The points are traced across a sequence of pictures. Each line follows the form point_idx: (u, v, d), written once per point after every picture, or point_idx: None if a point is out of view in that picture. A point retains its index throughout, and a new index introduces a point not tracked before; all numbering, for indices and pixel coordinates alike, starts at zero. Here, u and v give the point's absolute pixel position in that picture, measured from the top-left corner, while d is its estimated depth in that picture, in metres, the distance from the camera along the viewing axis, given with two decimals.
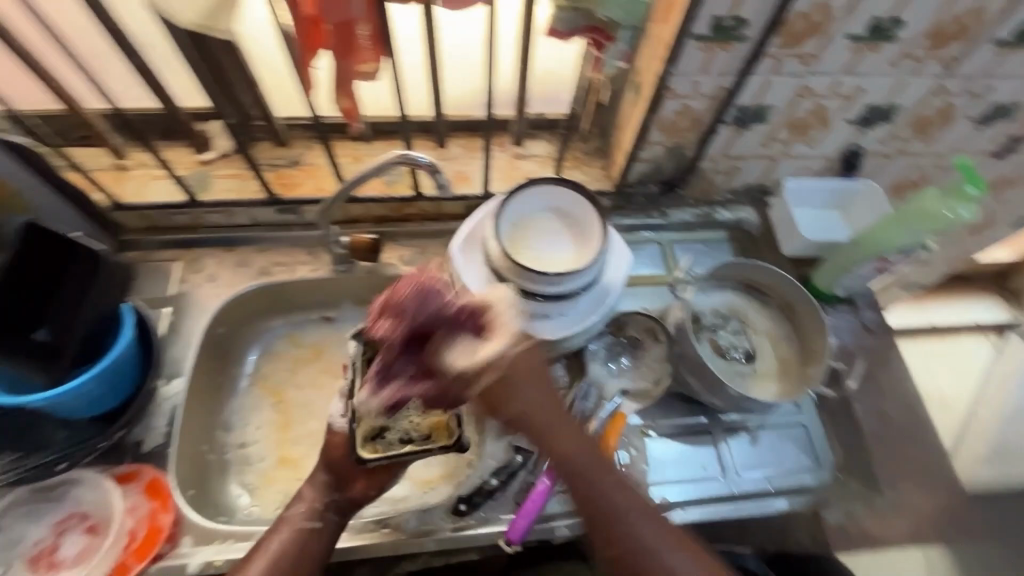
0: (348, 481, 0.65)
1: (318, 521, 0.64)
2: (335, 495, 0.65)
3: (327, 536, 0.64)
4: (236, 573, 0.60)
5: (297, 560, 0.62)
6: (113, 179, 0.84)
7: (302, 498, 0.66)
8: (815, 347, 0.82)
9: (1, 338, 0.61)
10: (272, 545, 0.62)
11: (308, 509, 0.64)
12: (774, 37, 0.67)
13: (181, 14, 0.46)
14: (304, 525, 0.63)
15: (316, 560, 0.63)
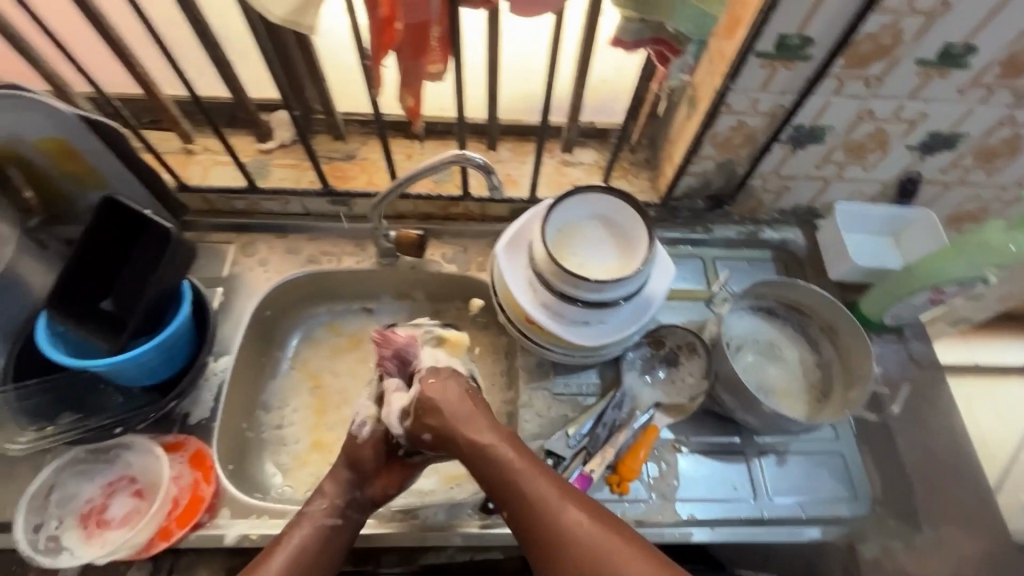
0: (369, 477, 0.72)
1: (339, 517, 0.68)
2: (358, 493, 0.70)
3: (347, 530, 0.68)
4: (261, 564, 0.63)
5: (319, 554, 0.65)
6: (180, 162, 0.89)
7: (325, 495, 0.69)
8: (861, 371, 0.79)
9: (79, 305, 0.70)
10: (295, 539, 0.65)
11: (330, 506, 0.68)
12: (839, 58, 0.67)
13: (271, 9, 0.48)
14: (325, 522, 0.67)
15: (335, 555, 0.67)
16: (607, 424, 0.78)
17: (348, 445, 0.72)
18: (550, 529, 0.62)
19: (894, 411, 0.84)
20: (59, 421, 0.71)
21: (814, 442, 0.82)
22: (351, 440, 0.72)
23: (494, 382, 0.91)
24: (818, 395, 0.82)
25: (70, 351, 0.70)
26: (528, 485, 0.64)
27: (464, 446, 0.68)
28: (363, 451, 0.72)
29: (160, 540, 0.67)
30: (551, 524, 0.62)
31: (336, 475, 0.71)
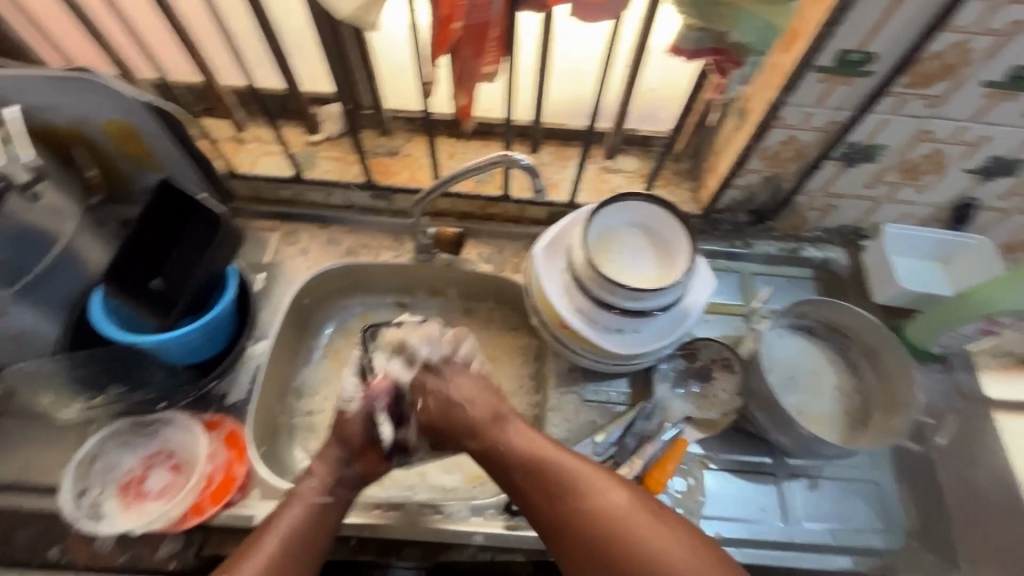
0: (358, 452, 0.71)
1: (328, 495, 0.67)
2: (348, 470, 0.70)
3: (339, 508, 0.67)
4: (249, 547, 0.61)
5: (311, 533, 0.64)
6: (232, 151, 0.92)
7: (314, 475, 0.68)
8: (903, 398, 0.76)
9: (130, 282, 0.71)
10: (286, 519, 0.64)
11: (320, 485, 0.67)
12: (901, 76, 0.65)
13: (337, 6, 0.49)
14: (316, 500, 0.66)
15: (328, 533, 0.65)
16: (635, 435, 0.78)
17: (335, 422, 0.72)
18: (548, 499, 0.63)
19: (938, 443, 0.81)
20: (107, 391, 0.74)
21: (849, 469, 0.80)
22: (337, 417, 0.72)
23: (522, 384, 0.91)
24: (857, 421, 0.79)
25: (120, 326, 0.73)
26: (539, 458, 0.65)
27: (475, 430, 0.70)
28: (351, 426, 0.71)
29: (193, 515, 0.69)
30: (563, 491, 0.63)
31: (326, 455, 0.70)
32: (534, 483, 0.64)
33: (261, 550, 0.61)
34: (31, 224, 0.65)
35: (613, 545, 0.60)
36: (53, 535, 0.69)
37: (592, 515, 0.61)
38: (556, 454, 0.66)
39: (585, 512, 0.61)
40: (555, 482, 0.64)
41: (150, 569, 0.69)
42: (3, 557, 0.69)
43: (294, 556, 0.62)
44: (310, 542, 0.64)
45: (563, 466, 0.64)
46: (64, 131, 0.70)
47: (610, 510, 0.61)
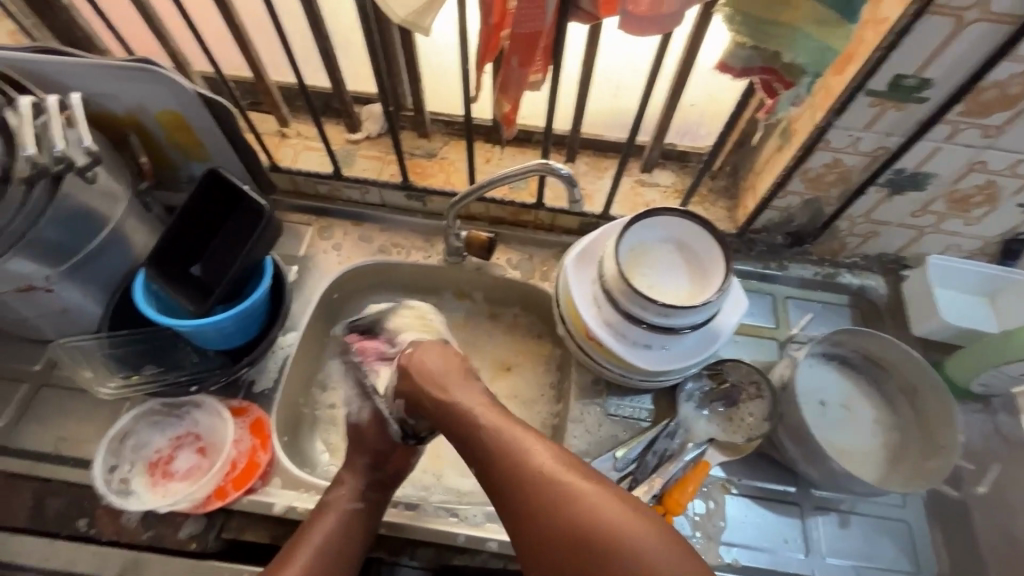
0: (387, 458, 0.73)
1: (360, 501, 0.69)
2: (376, 475, 0.72)
3: (371, 514, 0.69)
4: (285, 557, 0.64)
5: (343, 541, 0.66)
6: (275, 144, 0.94)
7: (343, 482, 0.70)
8: (942, 440, 0.73)
9: (171, 267, 0.74)
10: (319, 529, 0.66)
11: (351, 491, 0.69)
12: (958, 104, 0.63)
13: (392, 9, 0.50)
14: (347, 507, 0.67)
15: (361, 538, 0.67)
16: (656, 453, 0.76)
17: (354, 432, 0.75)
18: (506, 471, 0.60)
19: (975, 486, 0.78)
20: (143, 370, 0.77)
21: (878, 506, 0.77)
22: (353, 427, 0.75)
23: (543, 393, 0.90)
24: (890, 457, 0.77)
25: (159, 309, 0.75)
26: (498, 434, 0.62)
27: (438, 399, 0.67)
28: (371, 433, 0.73)
29: (216, 499, 0.71)
30: (518, 469, 0.59)
31: (352, 462, 0.72)
32: (491, 459, 0.61)
33: (298, 560, 0.63)
34: (85, 205, 0.66)
35: (567, 526, 0.55)
36: (83, 507, 0.72)
37: (547, 494, 0.57)
38: (517, 430, 0.62)
39: (540, 490, 0.57)
40: (511, 460, 0.60)
41: (172, 549, 0.70)
42: (35, 524, 0.71)
43: (329, 565, 0.64)
44: (344, 550, 0.66)
45: (521, 444, 0.60)
46: (121, 118, 0.74)
47: (566, 491, 0.57)
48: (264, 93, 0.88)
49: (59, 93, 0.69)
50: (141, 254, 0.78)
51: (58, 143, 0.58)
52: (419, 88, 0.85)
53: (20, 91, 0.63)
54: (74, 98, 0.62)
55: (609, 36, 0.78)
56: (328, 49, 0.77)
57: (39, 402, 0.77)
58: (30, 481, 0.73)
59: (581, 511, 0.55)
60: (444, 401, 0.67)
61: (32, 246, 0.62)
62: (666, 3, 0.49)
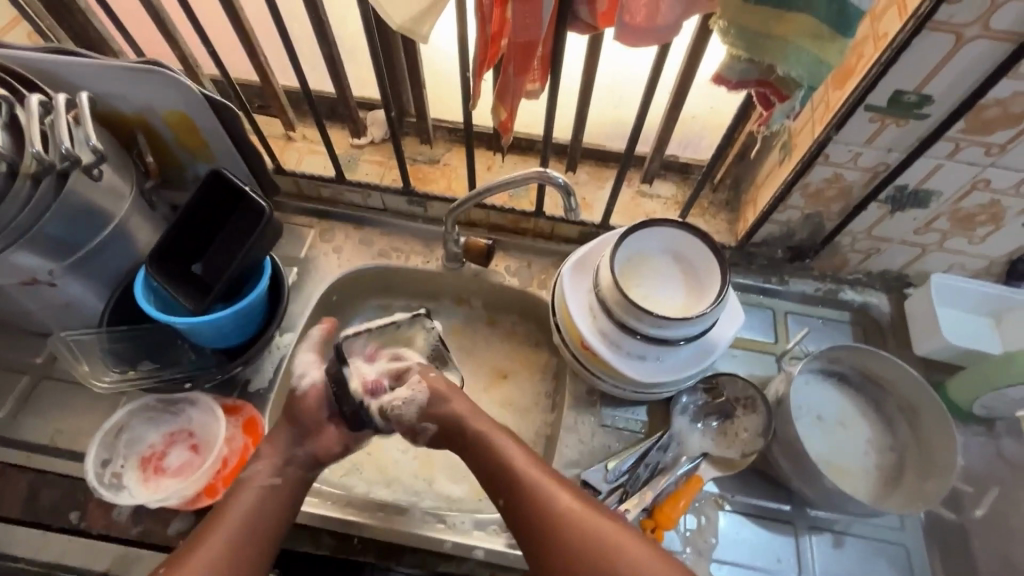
0: (312, 435, 0.71)
1: (278, 476, 0.68)
2: (299, 450, 0.70)
3: (290, 490, 0.68)
4: (199, 536, 0.61)
5: (260, 515, 0.64)
6: (280, 147, 0.96)
7: (265, 458, 0.68)
8: (940, 460, 0.72)
9: (172, 265, 0.75)
10: (235, 503, 0.64)
11: (269, 467, 0.68)
12: (959, 121, 0.62)
13: (391, 15, 0.50)
14: (264, 481, 0.66)
15: (282, 515, 0.66)
16: (648, 466, 0.75)
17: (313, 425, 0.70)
18: (523, 503, 0.63)
19: (974, 509, 0.76)
20: (139, 366, 0.78)
21: (874, 528, 0.75)
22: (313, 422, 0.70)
23: (538, 402, 0.90)
24: (887, 478, 0.75)
25: (159, 306, 0.76)
26: (517, 476, 0.64)
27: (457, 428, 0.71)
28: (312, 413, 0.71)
29: (206, 496, 0.71)
30: (541, 513, 0.61)
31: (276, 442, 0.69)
32: (515, 500, 0.63)
33: (214, 539, 0.61)
34: (91, 202, 0.67)
35: (579, 561, 0.58)
36: (76, 500, 0.72)
37: (572, 536, 0.59)
38: (535, 473, 0.64)
39: (565, 533, 0.59)
40: (534, 504, 0.62)
41: (159, 545, 0.70)
42: (26, 515, 0.72)
43: (244, 543, 0.62)
44: (260, 527, 0.64)
45: (540, 487, 0.63)
46: (130, 117, 0.76)
47: (591, 531, 0.59)
48: (271, 97, 0.90)
49: (69, 92, 0.71)
50: (144, 251, 0.79)
51: (64, 140, 0.60)
52: (422, 94, 0.86)
53: (32, 91, 0.65)
54: (82, 96, 0.64)
55: (612, 51, 0.79)
56: (333, 54, 0.79)
57: (39, 394, 0.79)
58: (24, 472, 0.74)
59: (605, 551, 0.57)
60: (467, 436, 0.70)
61: (37, 240, 0.64)
62: (661, 15, 0.49)
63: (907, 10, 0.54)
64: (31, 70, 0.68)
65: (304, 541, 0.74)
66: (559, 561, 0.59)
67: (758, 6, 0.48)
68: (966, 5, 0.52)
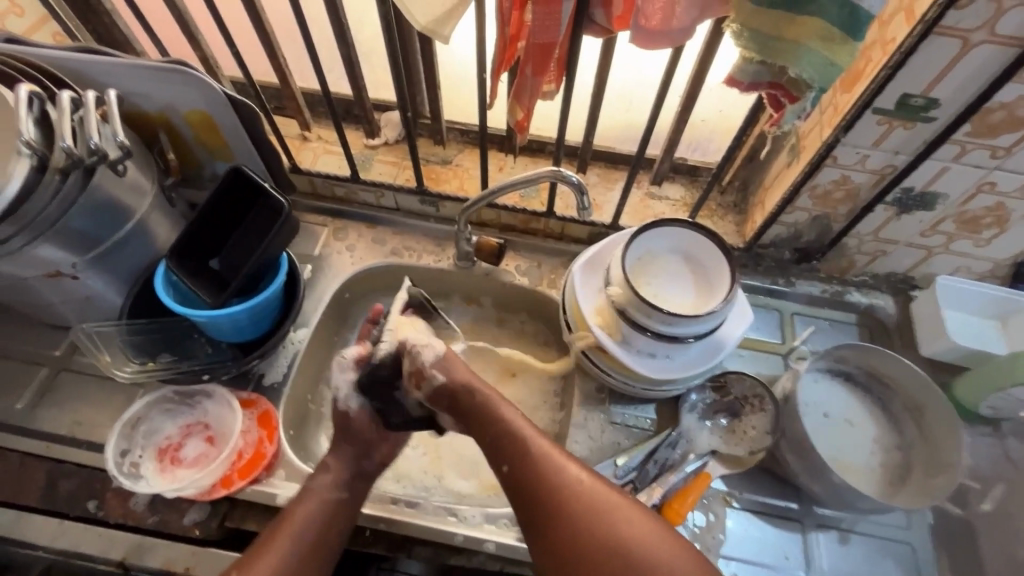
0: (374, 445, 0.74)
1: (344, 491, 0.69)
2: (366, 464, 0.72)
3: (351, 505, 0.69)
4: (265, 541, 0.63)
5: (325, 529, 0.66)
6: (296, 147, 0.98)
7: (330, 470, 0.70)
8: (946, 458, 0.73)
9: (192, 259, 0.76)
10: (302, 514, 0.66)
11: (335, 481, 0.69)
12: (965, 124, 0.63)
13: (415, 13, 0.52)
14: (330, 496, 0.68)
15: (341, 530, 0.67)
16: (657, 462, 0.77)
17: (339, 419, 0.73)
18: (530, 475, 0.63)
19: (979, 507, 0.77)
20: (159, 358, 0.79)
21: (881, 526, 0.76)
22: (339, 414, 0.73)
23: (546, 399, 0.91)
24: (894, 476, 0.76)
25: (177, 299, 0.77)
26: (526, 449, 0.65)
27: (463, 402, 0.70)
28: (361, 425, 0.73)
29: (221, 487, 0.72)
30: (549, 486, 0.62)
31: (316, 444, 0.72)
32: (522, 474, 0.64)
33: (279, 546, 0.63)
34: (114, 197, 0.69)
35: (587, 535, 0.58)
36: (93, 489, 0.73)
37: (580, 510, 0.60)
38: (545, 447, 0.65)
39: (574, 507, 0.60)
40: (542, 478, 0.62)
41: (175, 534, 0.71)
42: (44, 504, 0.73)
43: (308, 554, 0.64)
44: (323, 540, 0.65)
45: (548, 461, 0.63)
46: (152, 116, 0.78)
47: (599, 507, 0.60)
48: (289, 98, 0.92)
49: (96, 90, 0.73)
50: (163, 246, 0.80)
51: (93, 136, 0.62)
52: (437, 96, 0.88)
53: (62, 88, 0.67)
54: (111, 94, 0.65)
55: (625, 56, 0.81)
56: (351, 55, 0.81)
57: (59, 385, 0.80)
58: (42, 461, 0.75)
59: (613, 526, 0.58)
60: (474, 410, 0.69)
61: (63, 233, 0.66)
62: (676, 17, 0.51)
63: (915, 15, 0.56)
64: (60, 68, 0.70)
65: None
66: (563, 535, 0.59)
67: (771, 10, 0.49)
68: (972, 12, 0.54)
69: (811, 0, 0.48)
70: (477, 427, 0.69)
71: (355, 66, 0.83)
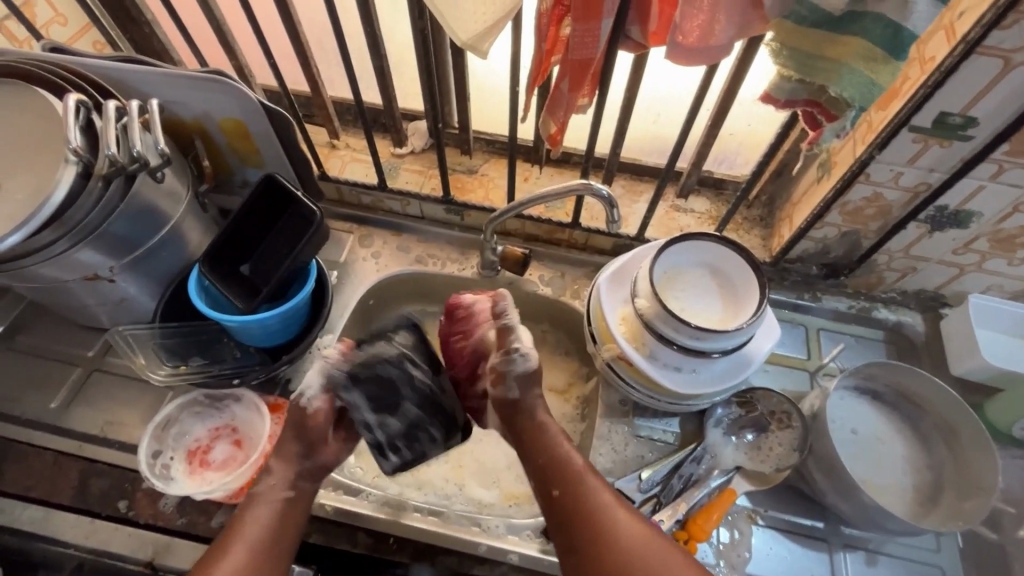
0: (318, 446, 0.72)
1: (291, 490, 0.68)
2: (307, 463, 0.71)
3: (303, 501, 0.69)
4: (218, 551, 0.62)
5: (277, 530, 0.65)
6: (324, 154, 0.99)
7: (275, 471, 0.69)
8: (980, 481, 0.71)
9: (224, 265, 0.77)
10: (250, 518, 0.65)
11: (282, 480, 0.68)
12: (1004, 143, 0.62)
13: (453, 27, 0.52)
14: (281, 495, 0.67)
15: (297, 522, 0.67)
16: (682, 477, 0.76)
17: (297, 416, 0.72)
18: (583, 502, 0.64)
19: (1015, 532, 0.75)
20: (190, 362, 0.81)
21: (910, 548, 0.75)
22: (297, 410, 0.72)
23: (568, 409, 0.91)
24: (925, 497, 0.75)
25: (208, 303, 0.79)
26: (581, 485, 0.65)
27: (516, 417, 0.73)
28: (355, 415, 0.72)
29: (249, 491, 0.73)
30: (601, 526, 0.62)
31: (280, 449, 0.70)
32: (573, 503, 0.64)
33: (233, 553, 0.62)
34: (151, 202, 0.70)
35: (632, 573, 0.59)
36: (124, 489, 0.75)
37: (634, 552, 0.60)
38: (598, 486, 0.65)
39: (621, 542, 0.60)
40: (597, 516, 0.62)
41: (202, 536, 0.72)
42: (77, 503, 0.74)
43: (265, 555, 0.63)
44: (280, 536, 0.65)
45: (602, 501, 0.64)
46: (189, 123, 0.79)
47: (651, 550, 0.60)
48: (320, 107, 0.94)
49: (138, 99, 0.75)
50: (196, 251, 0.82)
51: (137, 143, 0.63)
52: (465, 108, 0.89)
53: (108, 97, 0.68)
54: (154, 103, 0.67)
55: (657, 70, 0.82)
56: (383, 64, 0.82)
57: (91, 385, 0.82)
58: (76, 461, 0.76)
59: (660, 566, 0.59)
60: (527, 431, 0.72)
61: (104, 238, 0.67)
62: (716, 36, 0.50)
63: (956, 35, 0.56)
64: (105, 77, 0.72)
65: (341, 539, 0.75)
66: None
67: (810, 29, 0.50)
68: (1016, 32, 0.53)
69: (852, 21, 0.48)
70: (531, 448, 0.70)
71: (387, 77, 0.84)
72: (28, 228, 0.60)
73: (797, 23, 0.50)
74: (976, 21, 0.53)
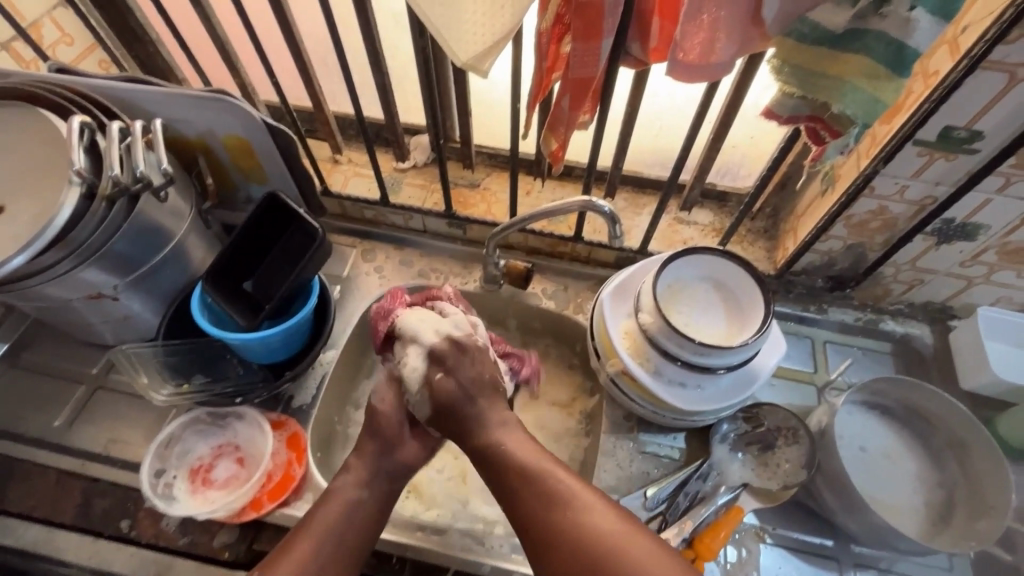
0: (395, 445, 0.71)
1: (365, 490, 0.67)
2: (386, 462, 0.70)
3: (378, 500, 0.67)
4: (288, 547, 0.61)
5: (350, 527, 0.64)
6: (327, 169, 1.00)
7: (352, 470, 0.68)
8: (992, 500, 0.70)
9: (227, 283, 0.77)
10: (323, 514, 0.64)
11: (357, 479, 0.67)
12: (1009, 158, 0.62)
13: (453, 47, 0.52)
14: (351, 494, 0.66)
15: (372, 522, 0.66)
16: (688, 495, 0.75)
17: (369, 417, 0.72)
18: (531, 484, 0.61)
19: None
20: (193, 380, 0.81)
21: (922, 568, 0.74)
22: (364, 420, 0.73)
23: (572, 425, 0.90)
24: (937, 516, 0.73)
25: (211, 320, 0.79)
26: (535, 474, 0.62)
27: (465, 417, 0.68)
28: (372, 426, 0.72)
29: (251, 510, 0.73)
30: (547, 502, 0.59)
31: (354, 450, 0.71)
32: (522, 487, 0.61)
33: (304, 549, 0.60)
34: (155, 222, 0.70)
35: (582, 552, 0.56)
36: (126, 509, 0.75)
37: (598, 534, 0.56)
38: (563, 478, 0.61)
39: (567, 525, 0.57)
40: (586, 541, 0.56)
41: (204, 556, 0.72)
42: (79, 522, 0.74)
43: (340, 551, 0.62)
44: (352, 536, 0.63)
45: (560, 487, 0.60)
46: (192, 140, 0.79)
47: (603, 524, 0.57)
48: (322, 123, 0.94)
49: (141, 118, 0.75)
50: (199, 267, 0.82)
51: (140, 164, 0.63)
52: (467, 122, 0.89)
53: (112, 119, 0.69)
54: (156, 123, 0.67)
55: (658, 83, 0.82)
56: (385, 81, 0.82)
57: (95, 403, 0.82)
58: (78, 480, 0.76)
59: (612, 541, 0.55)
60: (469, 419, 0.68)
61: (107, 258, 0.67)
62: (716, 54, 0.50)
63: (959, 50, 0.55)
64: (109, 97, 0.72)
65: None
66: None
67: (813, 47, 0.50)
68: (1020, 47, 0.53)
69: (854, 39, 0.48)
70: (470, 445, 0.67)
71: (389, 94, 0.84)
72: (31, 250, 0.60)
73: (799, 40, 0.50)
74: (980, 36, 0.52)
